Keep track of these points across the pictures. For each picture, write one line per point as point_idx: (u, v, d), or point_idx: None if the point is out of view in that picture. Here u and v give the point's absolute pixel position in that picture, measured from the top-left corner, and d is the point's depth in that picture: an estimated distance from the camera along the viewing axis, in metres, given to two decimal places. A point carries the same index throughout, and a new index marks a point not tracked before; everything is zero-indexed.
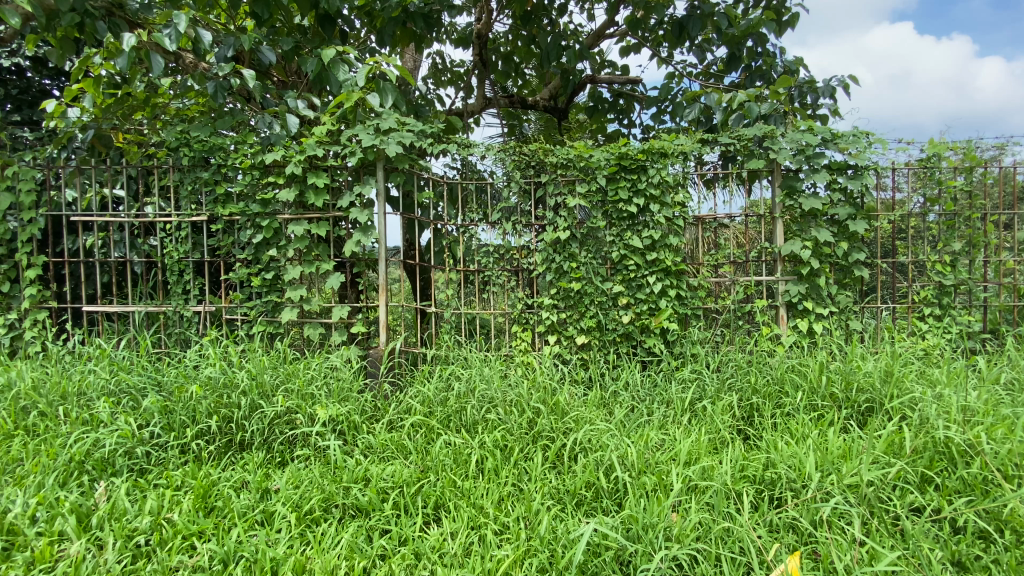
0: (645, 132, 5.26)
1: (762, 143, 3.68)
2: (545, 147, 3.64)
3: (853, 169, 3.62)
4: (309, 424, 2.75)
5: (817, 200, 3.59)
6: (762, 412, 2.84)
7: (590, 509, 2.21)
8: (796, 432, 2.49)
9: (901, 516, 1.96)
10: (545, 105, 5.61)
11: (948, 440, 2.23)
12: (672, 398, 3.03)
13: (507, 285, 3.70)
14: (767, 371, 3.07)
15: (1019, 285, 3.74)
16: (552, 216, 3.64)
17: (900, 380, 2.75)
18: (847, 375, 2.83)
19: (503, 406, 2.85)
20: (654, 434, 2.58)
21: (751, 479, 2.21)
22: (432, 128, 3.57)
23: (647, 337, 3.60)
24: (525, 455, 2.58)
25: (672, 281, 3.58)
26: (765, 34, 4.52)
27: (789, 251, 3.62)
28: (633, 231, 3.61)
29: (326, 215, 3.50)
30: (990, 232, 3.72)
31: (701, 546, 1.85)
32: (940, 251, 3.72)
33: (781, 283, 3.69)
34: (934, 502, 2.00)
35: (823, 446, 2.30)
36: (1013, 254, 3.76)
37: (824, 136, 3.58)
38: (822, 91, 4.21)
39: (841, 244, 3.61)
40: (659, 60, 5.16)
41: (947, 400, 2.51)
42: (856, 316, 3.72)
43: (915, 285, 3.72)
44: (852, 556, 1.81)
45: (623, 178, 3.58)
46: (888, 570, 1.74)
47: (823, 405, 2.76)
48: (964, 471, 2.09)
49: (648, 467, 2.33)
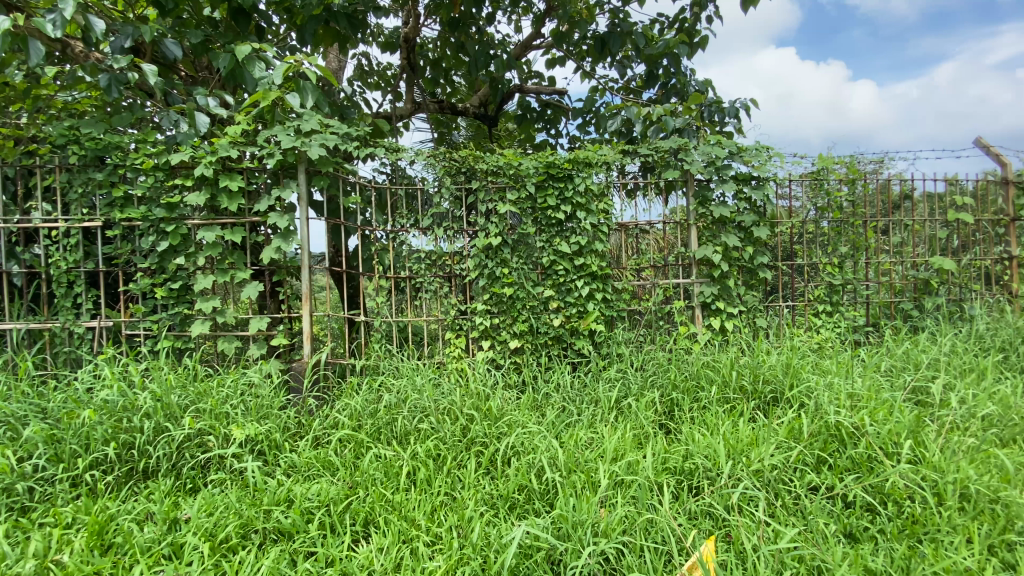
0: (571, 142, 5.45)
1: (677, 155, 3.94)
2: (476, 154, 3.67)
3: (756, 180, 3.95)
4: (224, 446, 2.56)
5: (726, 208, 3.89)
6: (681, 406, 3.03)
7: (523, 512, 2.23)
8: (711, 423, 2.66)
9: (801, 495, 2.13)
10: (474, 112, 5.69)
11: (839, 424, 2.48)
12: (600, 397, 3.14)
13: (440, 292, 3.68)
14: (685, 367, 3.27)
15: (895, 284, 4.24)
16: (484, 222, 3.67)
17: (797, 371, 3.03)
18: (754, 368, 3.09)
19: (435, 415, 2.81)
20: (583, 433, 2.66)
21: (673, 470, 2.34)
22: (357, 131, 3.46)
23: (577, 339, 3.73)
24: (458, 463, 2.56)
25: (599, 285, 3.72)
26: (678, 55, 4.85)
27: (702, 255, 3.89)
28: (562, 237, 3.71)
29: (241, 220, 3.29)
30: (870, 237, 4.21)
31: (627, 539, 1.91)
32: (830, 254, 4.16)
33: (696, 285, 3.95)
34: (829, 481, 2.20)
35: (734, 435, 2.47)
36: (889, 256, 4.27)
37: (731, 149, 3.88)
38: (729, 111, 4.59)
39: (747, 248, 3.93)
40: (583, 74, 5.38)
41: (837, 388, 2.80)
42: (762, 314, 4.05)
43: (810, 285, 4.13)
44: (762, 535, 1.96)
45: (552, 186, 3.68)
46: (791, 547, 1.86)
47: (734, 397, 2.98)
48: (852, 451, 2.33)
49: (577, 465, 2.39)
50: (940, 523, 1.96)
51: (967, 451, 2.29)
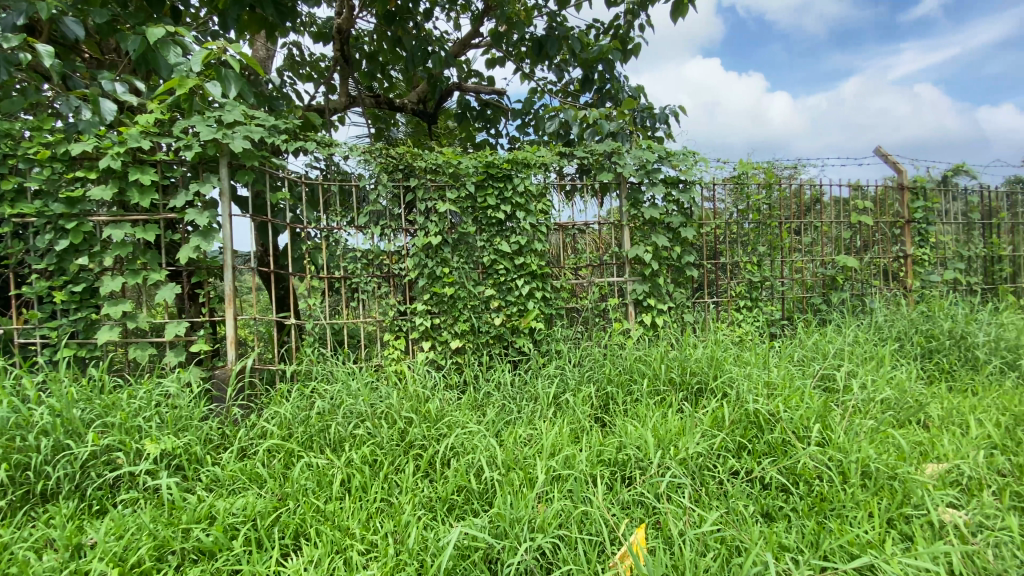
0: (511, 142, 5.49)
1: (611, 158, 4.07)
2: (414, 151, 3.61)
3: (683, 184, 4.16)
4: (136, 462, 2.37)
5: (656, 210, 4.07)
6: (615, 400, 3.14)
7: (461, 513, 2.22)
8: (643, 415, 2.78)
9: (724, 479, 2.27)
10: (413, 108, 5.60)
11: (757, 411, 2.66)
12: (539, 394, 3.19)
13: (377, 292, 3.59)
14: (620, 362, 3.40)
15: (806, 280, 4.61)
16: (422, 220, 3.62)
17: (721, 363, 3.23)
18: (682, 361, 3.26)
19: (372, 419, 2.74)
20: (522, 431, 2.69)
21: (608, 462, 2.42)
22: (286, 124, 3.30)
23: (517, 337, 3.76)
24: (396, 468, 2.51)
25: (539, 283, 3.78)
26: (613, 61, 5.02)
27: (635, 254, 4.06)
28: (502, 237, 3.73)
29: (154, 217, 3.03)
30: (784, 237, 4.56)
31: (562, 532, 1.95)
32: (750, 253, 4.46)
33: (630, 283, 4.11)
34: (748, 465, 2.35)
35: (663, 426, 2.59)
36: (802, 254, 4.64)
37: (660, 154, 4.06)
38: (659, 117, 4.80)
39: (676, 248, 4.14)
40: (522, 75, 5.43)
41: (756, 377, 3.00)
42: (690, 310, 4.28)
43: (733, 282, 4.41)
44: (688, 521, 2.02)
45: (491, 185, 3.69)
46: (714, 530, 1.91)
47: (663, 389, 3.13)
48: (769, 436, 2.51)
49: (516, 463, 2.42)
50: (846, 500, 2.10)
51: (866, 431, 2.53)
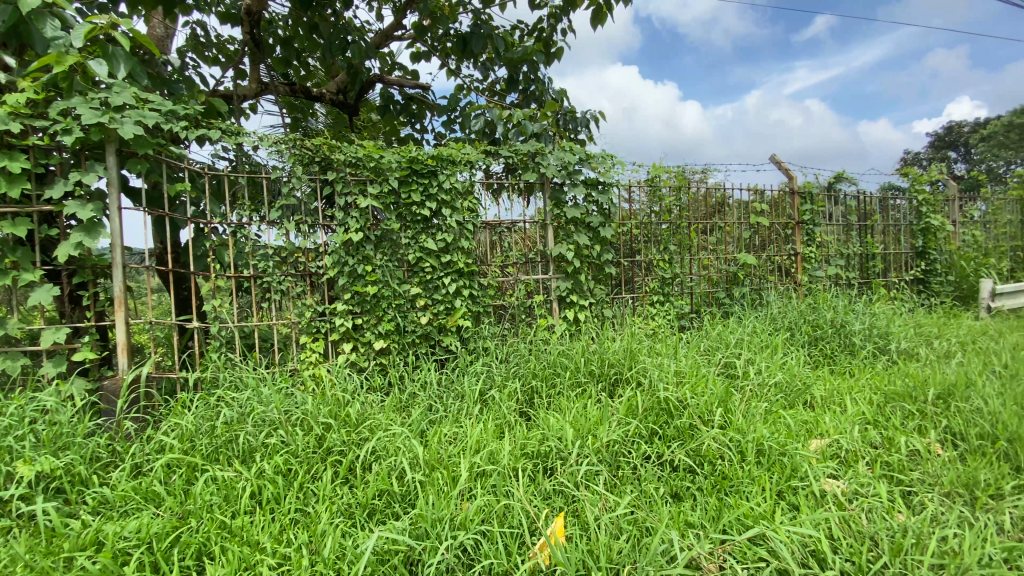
0: (436, 138, 5.43)
1: (534, 158, 4.15)
2: (332, 144, 3.46)
3: (602, 185, 4.34)
4: (5, 488, 2.09)
5: (577, 210, 4.22)
6: (539, 393, 3.22)
7: (383, 517, 2.18)
8: (564, 407, 2.87)
9: (638, 464, 2.40)
10: (332, 99, 5.36)
11: (668, 399, 2.85)
12: (465, 391, 3.20)
13: (293, 292, 3.42)
14: (544, 356, 3.49)
15: (712, 276, 5.00)
16: (342, 216, 3.48)
17: (636, 354, 3.42)
18: (601, 354, 3.41)
19: (286, 427, 2.61)
20: (446, 429, 2.68)
21: (531, 455, 2.48)
22: (187, 110, 3.03)
23: (444, 336, 3.74)
24: (313, 476, 2.41)
25: (465, 281, 3.78)
26: (536, 63, 5.11)
27: (558, 252, 4.18)
28: (427, 234, 3.68)
29: (25, 209, 2.67)
30: (693, 236, 4.90)
31: (484, 527, 1.97)
32: (663, 251, 4.75)
33: (554, 280, 4.23)
34: (659, 449, 2.50)
35: (582, 417, 2.70)
36: (709, 252, 5.01)
37: (581, 156, 4.21)
38: (581, 120, 4.97)
39: (596, 247, 4.31)
40: (448, 71, 5.38)
41: (667, 367, 3.21)
42: (610, 305, 4.49)
43: (647, 278, 4.68)
44: (602, 507, 2.08)
45: (415, 181, 3.62)
46: (626, 515, 1.98)
47: (584, 381, 3.26)
48: (678, 421, 2.69)
49: (441, 462, 2.41)
50: (743, 476, 2.27)
51: (761, 412, 2.79)
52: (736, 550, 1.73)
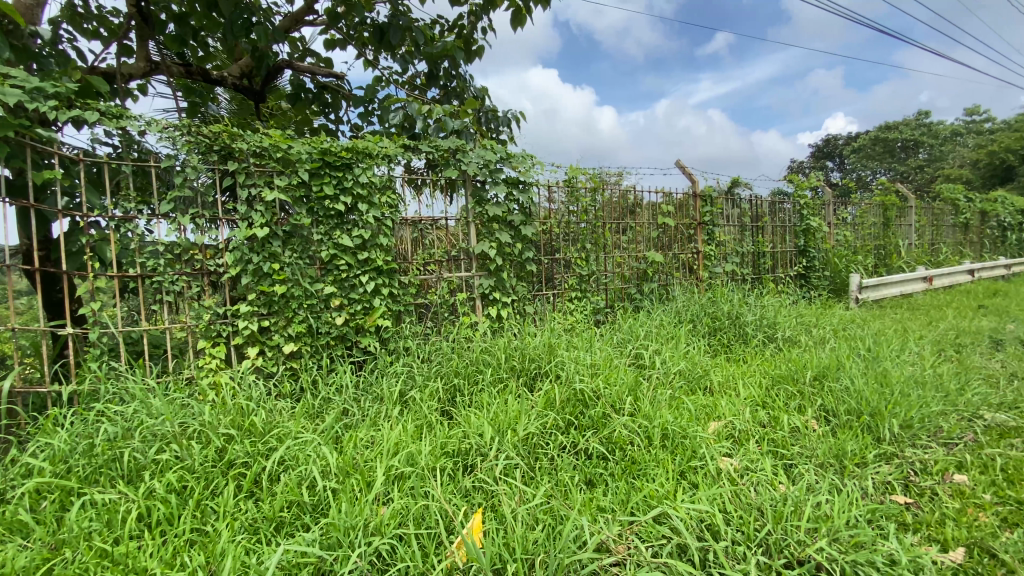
0: (353, 131, 5.21)
1: (455, 155, 4.12)
2: (234, 133, 3.20)
3: (522, 184, 4.40)
4: None
5: (499, 208, 4.24)
6: (461, 391, 3.21)
7: (292, 530, 2.05)
8: (485, 403, 2.88)
9: (555, 455, 2.46)
10: (235, 84, 4.96)
11: (584, 391, 2.95)
12: (384, 393, 3.11)
13: (188, 292, 3.13)
14: (466, 354, 3.47)
15: (625, 273, 5.27)
16: (246, 210, 3.23)
17: (555, 349, 3.51)
18: (521, 350, 3.46)
19: (181, 440, 2.38)
20: (363, 433, 2.59)
21: (451, 454, 2.46)
22: (56, 87, 2.65)
23: (362, 337, 3.60)
24: (212, 492, 2.22)
25: (384, 279, 3.66)
26: (457, 59, 5.07)
27: (480, 250, 4.18)
28: (342, 230, 3.52)
29: None
30: (608, 235, 5.13)
31: (401, 531, 1.92)
32: (581, 249, 4.92)
33: (476, 278, 4.23)
34: (575, 439, 2.59)
35: (502, 412, 2.72)
36: (622, 250, 5.27)
37: (501, 155, 4.24)
38: (502, 120, 5.01)
39: (517, 245, 4.35)
40: (364, 62, 5.18)
41: (582, 360, 3.33)
42: (531, 302, 4.57)
43: (566, 275, 4.83)
44: (518, 499, 2.10)
45: (328, 174, 3.45)
46: (542, 506, 2.02)
47: (505, 376, 3.29)
48: (592, 411, 2.79)
49: (356, 467, 2.32)
50: (649, 459, 2.40)
51: (667, 399, 2.98)
52: (642, 530, 1.83)
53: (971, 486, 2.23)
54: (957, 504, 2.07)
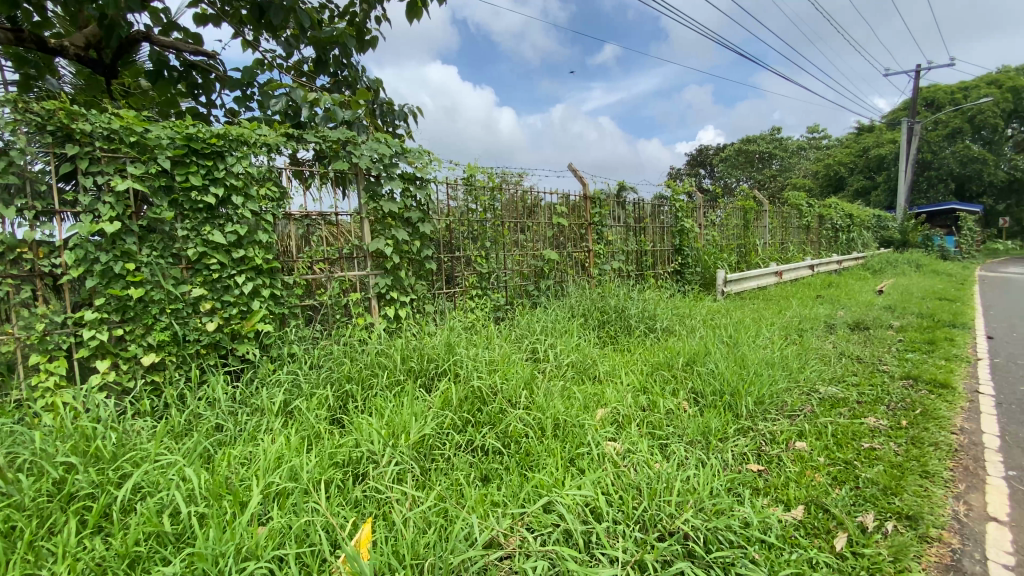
0: (229, 116, 4.72)
1: (345, 147, 3.91)
2: (74, 111, 2.74)
3: (419, 180, 4.30)
4: None
5: (395, 203, 4.08)
6: (354, 397, 3.05)
7: (149, 566, 1.80)
8: (379, 407, 2.77)
9: (451, 455, 2.44)
10: (77, 54, 4.25)
11: (481, 389, 2.97)
12: (266, 403, 2.86)
13: (14, 299, 2.62)
14: (360, 358, 3.32)
15: (522, 270, 5.39)
16: (90, 201, 2.78)
17: (454, 348, 3.47)
18: (419, 350, 3.38)
19: (3, 476, 1.99)
20: (240, 449, 2.36)
21: (341, 463, 2.33)
22: None
23: (239, 343, 3.28)
24: (46, 533, 1.88)
25: (265, 280, 3.37)
26: (348, 47, 4.82)
27: (375, 248, 4.01)
28: (214, 225, 3.17)
29: None
30: (506, 233, 5.20)
31: (280, 551, 1.77)
32: (480, 247, 4.94)
33: (371, 277, 4.06)
34: (471, 437, 2.58)
35: (396, 415, 2.64)
36: (520, 248, 5.38)
37: (396, 149, 4.09)
38: (398, 113, 4.85)
39: (415, 242, 4.23)
40: (242, 42, 4.72)
41: (480, 357, 3.33)
42: (430, 301, 4.49)
43: (465, 273, 4.82)
44: (409, 503, 2.04)
45: (195, 163, 3.08)
46: (434, 508, 1.99)
47: (402, 378, 3.18)
48: (489, 408, 2.81)
49: (231, 487, 2.10)
50: (542, 450, 2.47)
51: (559, 392, 3.10)
52: (531, 521, 1.88)
53: (808, 450, 2.59)
54: (798, 468, 2.39)
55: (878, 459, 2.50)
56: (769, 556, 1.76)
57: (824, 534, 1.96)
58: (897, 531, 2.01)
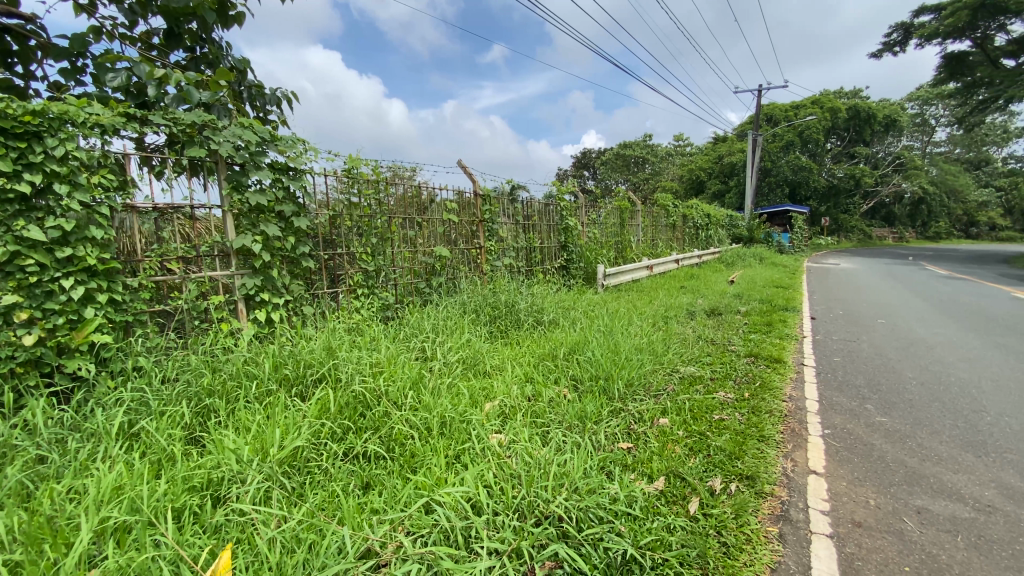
0: (53, 90, 3.92)
1: (202, 132, 3.48)
2: None
3: (292, 171, 3.98)
4: None
5: (263, 196, 3.73)
6: (217, 411, 2.75)
7: None
8: (245, 420, 2.52)
9: (327, 465, 2.30)
10: None
11: (363, 392, 2.84)
12: (103, 427, 2.46)
13: None
14: (224, 367, 3.00)
15: (412, 267, 5.25)
16: None
17: (335, 351, 3.28)
18: (296, 356, 3.13)
19: None
20: (66, 483, 2.00)
21: (198, 487, 2.08)
22: None
23: (68, 359, 2.74)
24: None
25: (102, 283, 2.88)
26: (210, 22, 4.29)
27: (240, 245, 3.64)
28: (30, 219, 2.61)
29: None
30: (393, 229, 4.99)
31: None
32: (364, 244, 4.70)
33: (237, 278, 3.69)
34: (351, 443, 2.46)
35: (265, 427, 2.43)
36: (408, 246, 5.21)
37: (264, 136, 3.74)
38: (269, 99, 4.44)
39: (289, 239, 3.92)
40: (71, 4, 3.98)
41: (362, 360, 3.15)
42: (309, 302, 4.19)
43: (348, 271, 4.57)
44: (276, 521, 1.90)
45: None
46: (305, 522, 1.87)
47: (275, 388, 2.92)
48: (372, 412, 2.69)
49: (54, 530, 1.77)
50: (426, 450, 2.44)
51: (447, 390, 3.07)
52: (410, 524, 1.84)
53: (669, 425, 2.87)
54: (660, 443, 2.64)
55: (725, 428, 2.85)
56: (633, 527, 1.92)
57: (681, 500, 2.18)
58: (739, 490, 2.30)
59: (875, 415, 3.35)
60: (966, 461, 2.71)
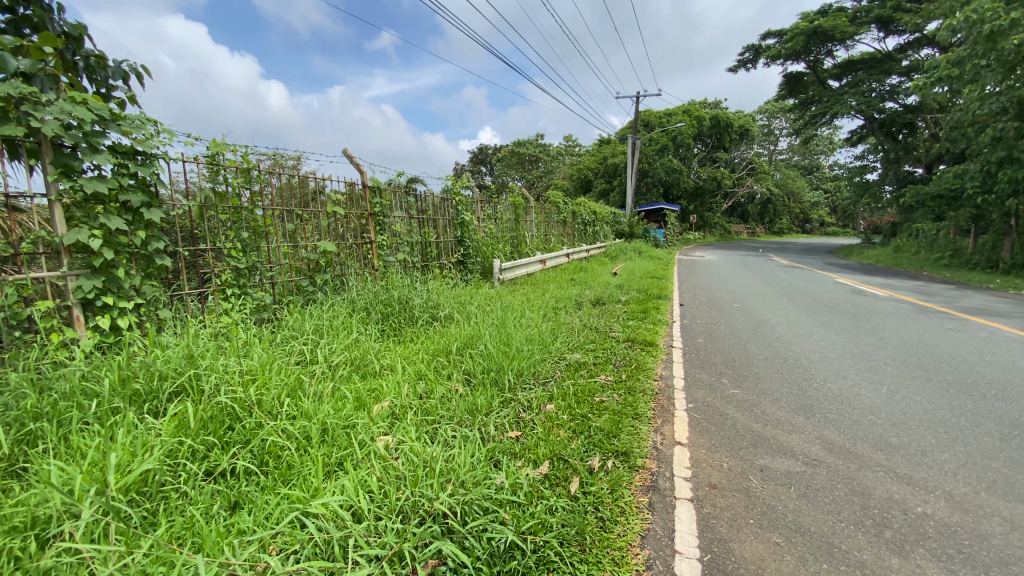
0: None
1: (20, 106, 2.88)
2: None
3: (141, 156, 3.45)
4: None
5: (103, 183, 3.17)
6: (45, 437, 2.33)
7: None
8: (82, 446, 2.16)
9: (186, 488, 2.07)
10: None
11: (231, 403, 2.59)
12: None
13: None
14: (54, 386, 2.56)
15: (293, 264, 4.88)
16: None
17: (197, 359, 2.95)
18: (149, 367, 2.76)
19: None
20: None
21: (17, 529, 1.75)
22: None
23: None
24: None
25: None
26: None
27: (72, 241, 3.06)
28: None
29: None
30: (267, 223, 4.53)
31: None
32: (233, 239, 4.25)
33: (70, 279, 3.12)
34: (217, 460, 2.24)
35: (107, 450, 2.12)
36: (287, 241, 4.83)
37: (102, 114, 3.16)
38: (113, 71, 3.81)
39: (138, 233, 3.40)
40: None
41: (231, 367, 2.87)
42: (165, 306, 3.71)
43: (215, 269, 4.13)
44: (121, 555, 1.67)
45: None
46: (158, 555, 1.67)
47: (122, 405, 2.55)
48: (242, 424, 2.47)
49: None
50: (303, 460, 2.30)
51: (330, 394, 2.90)
52: (283, 541, 1.73)
53: (555, 411, 3.01)
54: (545, 429, 2.76)
55: (604, 409, 3.06)
56: (517, 513, 1.99)
57: (564, 481, 2.30)
58: (614, 466, 2.49)
59: (729, 388, 3.82)
60: (799, 423, 3.20)
